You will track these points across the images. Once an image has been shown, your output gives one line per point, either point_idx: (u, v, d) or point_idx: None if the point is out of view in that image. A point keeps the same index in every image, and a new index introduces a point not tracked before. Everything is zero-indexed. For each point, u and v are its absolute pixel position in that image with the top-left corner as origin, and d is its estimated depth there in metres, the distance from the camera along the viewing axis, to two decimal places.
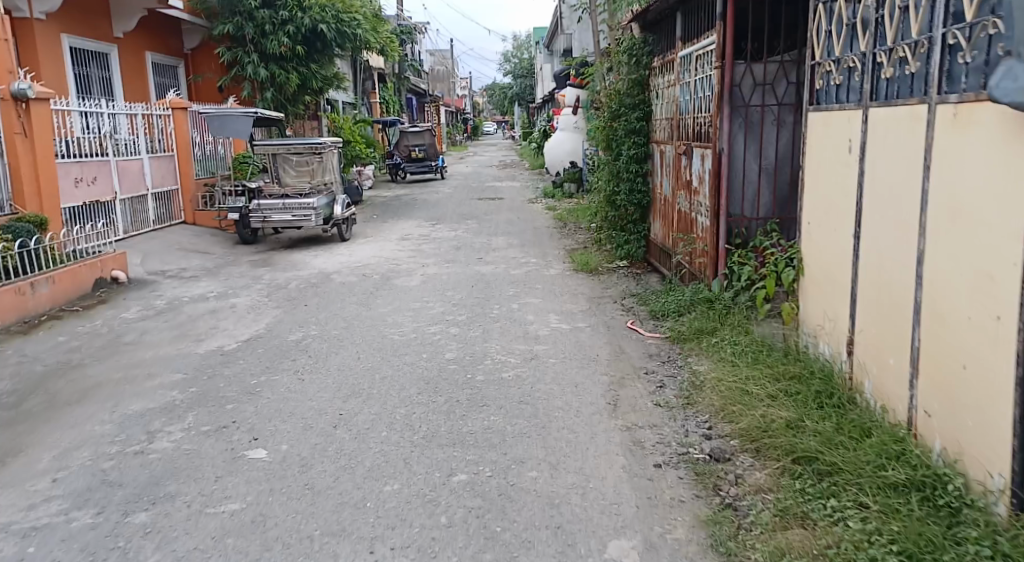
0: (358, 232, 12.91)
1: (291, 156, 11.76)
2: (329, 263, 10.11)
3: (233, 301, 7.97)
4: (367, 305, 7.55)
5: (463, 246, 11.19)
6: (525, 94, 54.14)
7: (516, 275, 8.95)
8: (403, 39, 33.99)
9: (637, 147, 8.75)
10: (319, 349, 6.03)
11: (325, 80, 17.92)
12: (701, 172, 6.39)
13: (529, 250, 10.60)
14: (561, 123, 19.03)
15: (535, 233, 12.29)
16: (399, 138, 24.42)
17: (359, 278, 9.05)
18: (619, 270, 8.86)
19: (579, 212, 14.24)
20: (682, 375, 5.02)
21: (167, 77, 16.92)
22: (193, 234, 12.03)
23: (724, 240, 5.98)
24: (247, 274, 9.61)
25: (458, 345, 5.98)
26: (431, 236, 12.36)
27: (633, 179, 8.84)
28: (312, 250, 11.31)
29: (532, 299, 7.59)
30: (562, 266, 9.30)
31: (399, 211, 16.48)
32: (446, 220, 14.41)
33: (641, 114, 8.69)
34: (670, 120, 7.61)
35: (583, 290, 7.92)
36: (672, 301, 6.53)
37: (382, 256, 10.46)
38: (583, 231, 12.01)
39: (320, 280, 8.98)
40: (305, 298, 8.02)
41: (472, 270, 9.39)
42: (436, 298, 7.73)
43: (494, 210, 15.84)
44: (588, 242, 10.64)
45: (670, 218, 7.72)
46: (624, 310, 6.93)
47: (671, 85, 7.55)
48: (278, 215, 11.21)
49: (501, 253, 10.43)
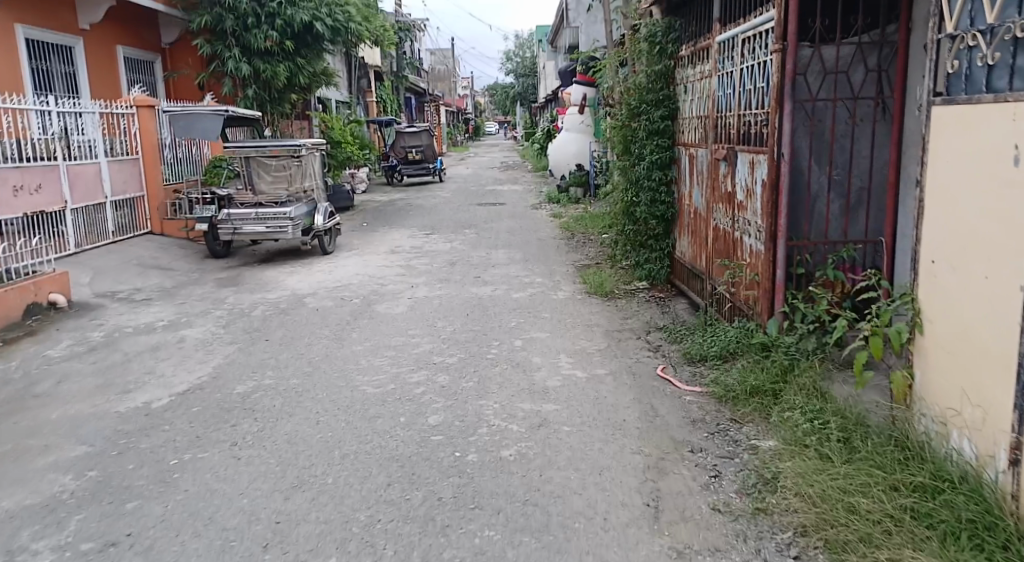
0: (343, 244, 11.66)
1: (265, 161, 10.43)
2: (304, 283, 8.85)
3: (183, 335, 6.73)
4: (341, 340, 6.29)
5: (458, 262, 9.92)
6: (527, 94, 52.93)
7: (518, 299, 7.68)
8: (401, 37, 32.76)
9: (660, 150, 7.47)
10: (269, 407, 4.77)
11: (314, 76, 16.61)
12: (750, 182, 5.15)
13: (534, 267, 9.32)
14: (567, 123, 17.81)
15: (541, 245, 11.02)
16: (395, 139, 23.14)
17: (337, 302, 7.79)
18: (637, 294, 7.60)
19: (589, 220, 12.96)
20: (743, 459, 3.75)
21: (142, 74, 15.70)
22: (157, 248, 10.78)
23: (782, 269, 4.74)
24: (210, 297, 8.38)
25: (445, 403, 4.71)
26: (424, 248, 11.10)
27: (655, 188, 7.56)
28: (289, 265, 10.06)
29: (538, 333, 6.32)
30: (572, 288, 8.04)
31: (391, 218, 15.22)
32: (442, 229, 13.16)
33: (665, 111, 7.40)
34: (704, 118, 6.37)
35: (598, 320, 6.66)
36: (713, 342, 5.28)
37: (366, 274, 9.21)
38: (594, 243, 10.73)
39: (290, 305, 7.72)
40: (268, 330, 6.77)
41: (467, 292, 8.12)
42: (424, 332, 6.46)
43: (495, 217, 14.58)
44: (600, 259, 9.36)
45: (703, 236, 6.47)
46: (652, 351, 5.66)
47: (706, 77, 6.31)
48: (250, 227, 9.98)
49: (502, 270, 9.16)
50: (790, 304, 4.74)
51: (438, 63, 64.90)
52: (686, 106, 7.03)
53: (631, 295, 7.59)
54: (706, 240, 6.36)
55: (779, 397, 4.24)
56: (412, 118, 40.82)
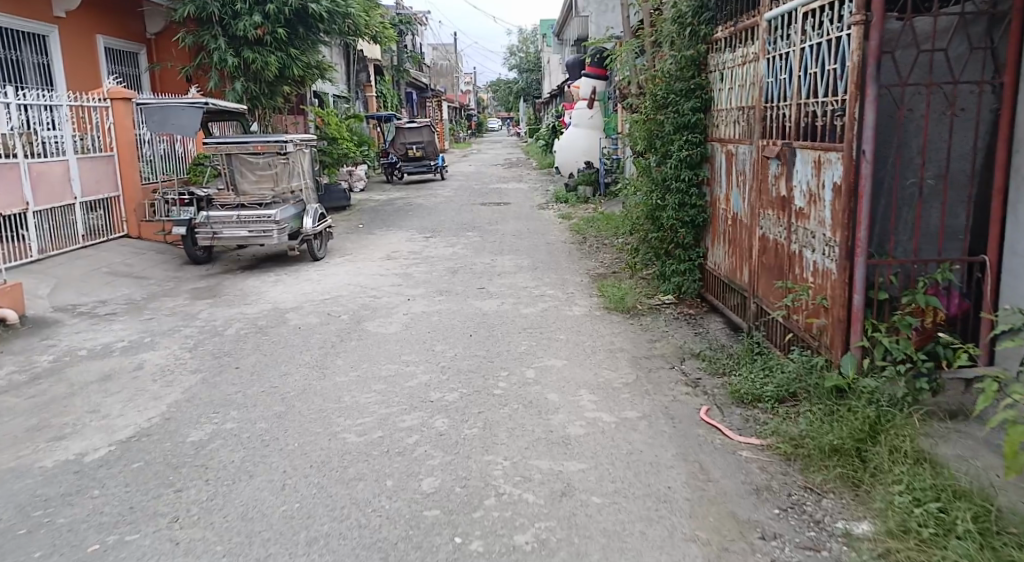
0: (335, 248, 10.76)
1: (251, 159, 9.53)
2: (289, 294, 7.96)
3: (142, 361, 5.82)
4: (322, 367, 5.39)
5: (461, 270, 9.01)
6: (531, 90, 52.01)
7: (529, 316, 6.76)
8: (402, 29, 31.82)
9: (691, 146, 6.53)
10: (225, 465, 3.86)
11: (309, 68, 15.66)
12: (814, 186, 4.26)
13: (545, 277, 8.40)
14: (575, 117, 16.92)
15: (551, 250, 10.10)
16: (394, 135, 22.24)
17: (323, 319, 6.88)
18: (665, 311, 6.67)
19: (601, 222, 12.03)
20: (837, 553, 2.88)
21: (124, 65, 14.79)
22: (132, 253, 9.89)
23: (861, 294, 3.85)
24: (182, 311, 7.48)
25: (443, 460, 3.80)
26: (424, 254, 10.18)
27: (685, 190, 6.62)
28: (274, 273, 9.17)
29: (553, 360, 5.40)
30: (589, 301, 7.14)
31: (389, 219, 14.31)
32: (443, 231, 12.24)
33: (697, 103, 6.48)
34: (750, 110, 5.47)
35: (621, 342, 5.75)
36: (768, 379, 4.40)
37: (358, 284, 8.31)
38: (610, 248, 9.80)
39: (270, 322, 6.82)
40: (241, 353, 5.88)
41: (470, 306, 7.21)
42: (420, 358, 5.55)
43: (500, 219, 13.66)
44: (618, 268, 8.43)
45: (745, 246, 5.57)
46: (689, 386, 4.76)
47: (753, 62, 5.41)
48: (230, 231, 9.08)
49: (509, 281, 8.24)
50: (870, 337, 3.85)
51: (440, 58, 63.92)
52: (723, 97, 6.12)
53: (658, 312, 6.66)
54: (750, 252, 5.46)
55: (867, 464, 3.35)
56: (413, 114, 39.86)
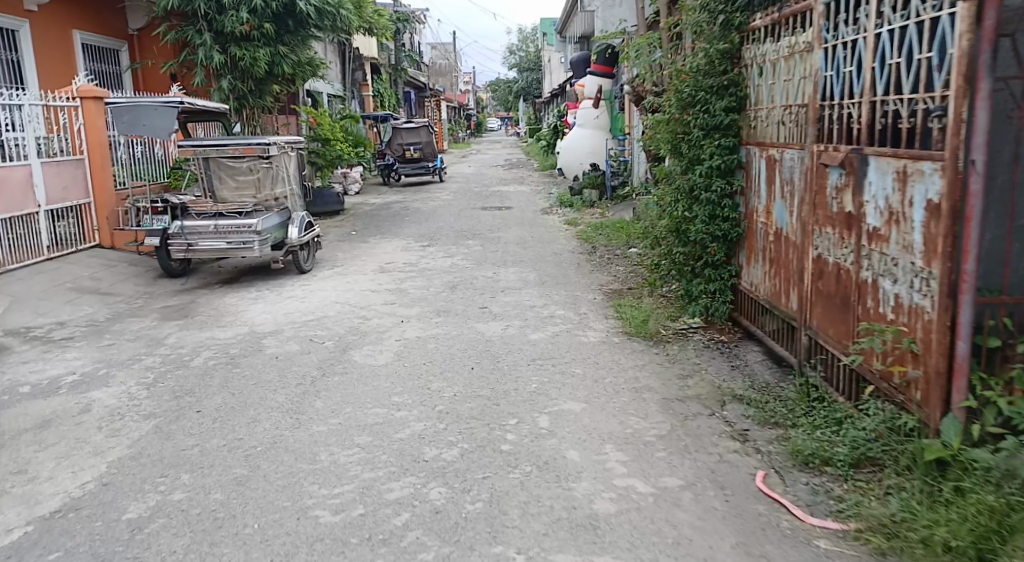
0: (325, 259, 9.95)
1: (230, 163, 8.78)
2: (270, 314, 7.16)
3: (90, 402, 5.02)
4: (298, 412, 4.58)
5: (460, 285, 8.20)
6: (531, 89, 51.21)
7: (538, 342, 5.95)
8: (399, 27, 31.01)
9: (723, 151, 5.73)
10: (163, 557, 3.06)
11: (299, 66, 14.85)
12: (895, 202, 3.47)
13: (554, 294, 7.59)
14: (580, 117, 16.22)
15: (559, 262, 9.29)
16: (391, 135, 21.43)
17: (305, 345, 6.07)
18: (694, 338, 5.86)
19: (611, 230, 11.24)
20: None
21: (104, 62, 13.98)
22: (102, 266, 9.08)
23: (967, 342, 3.07)
24: (149, 335, 6.68)
25: (439, 553, 3.00)
26: (420, 265, 9.37)
27: (716, 201, 5.82)
28: (256, 288, 8.37)
29: (569, 402, 4.59)
30: (605, 324, 6.34)
31: (384, 226, 13.50)
32: (441, 239, 11.43)
33: (730, 102, 5.68)
34: (800, 110, 4.69)
35: (647, 379, 4.95)
36: (837, 439, 3.63)
37: (346, 302, 7.51)
38: (623, 260, 8.98)
39: (244, 350, 6.02)
40: (206, 392, 5.07)
41: (471, 330, 6.40)
42: (413, 398, 4.74)
43: (501, 225, 12.86)
44: (634, 285, 7.62)
45: (792, 269, 4.78)
46: (737, 440, 3.97)
47: (803, 53, 4.62)
48: (207, 242, 8.27)
49: (513, 299, 7.43)
50: (978, 397, 3.07)
51: (439, 57, 63.16)
52: (762, 95, 5.33)
53: (685, 338, 5.86)
54: (799, 277, 4.67)
55: None
56: (411, 114, 39.07)
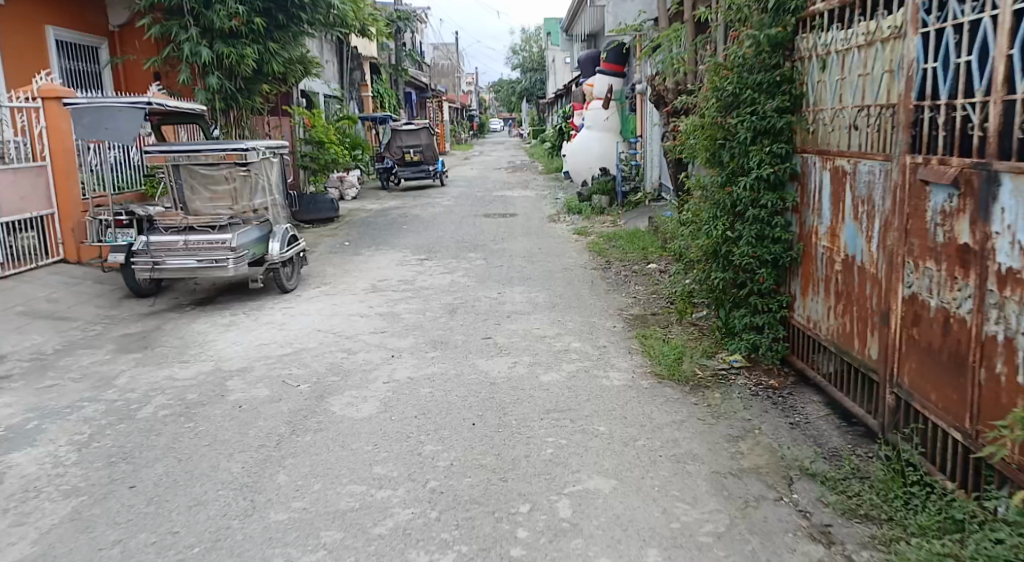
0: (312, 276, 9.02)
1: (203, 171, 7.76)
2: (242, 345, 6.23)
3: (6, 469, 4.10)
4: (255, 492, 3.66)
5: (460, 308, 7.26)
6: (535, 90, 50.35)
7: (551, 385, 5.01)
8: (400, 26, 30.10)
9: (774, 160, 4.82)
10: None
11: (291, 64, 13.96)
12: None
13: (568, 321, 6.64)
14: (589, 118, 15.35)
15: (571, 280, 8.35)
16: (390, 138, 20.50)
17: (275, 389, 5.13)
18: (738, 383, 4.92)
19: (626, 242, 10.29)
20: None
21: (80, 60, 13.05)
22: (62, 286, 8.15)
23: None
24: (99, 372, 5.76)
25: None
26: (416, 283, 8.44)
27: (765, 219, 4.90)
28: (231, 311, 7.44)
29: (594, 478, 3.65)
30: (629, 362, 5.41)
31: (380, 236, 12.57)
32: (440, 251, 10.48)
33: (783, 101, 4.77)
34: (882, 112, 3.81)
35: (690, 443, 4.01)
36: (964, 553, 2.72)
37: (331, 330, 6.58)
38: (643, 280, 8.03)
39: (204, 395, 5.09)
40: (148, 457, 4.15)
41: (472, 367, 5.46)
42: (399, 470, 3.80)
43: (506, 235, 11.93)
44: (659, 311, 6.66)
45: (873, 309, 3.88)
46: (820, 543, 3.05)
47: (888, 40, 3.74)
48: (176, 259, 7.34)
49: (522, 327, 6.48)
50: None
51: (442, 58, 62.37)
52: (825, 93, 4.44)
53: (728, 382, 4.92)
54: (882, 320, 3.77)
55: None
56: (413, 115, 38.19)
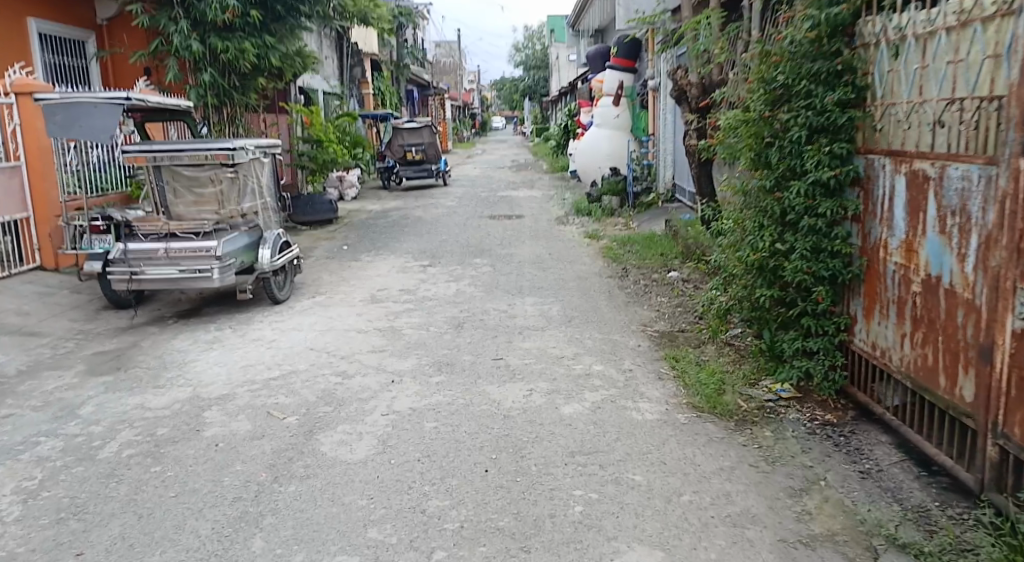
0: (307, 285, 8.38)
1: (187, 173, 7.17)
2: (226, 367, 5.60)
3: None
4: None
5: (466, 323, 6.62)
6: (538, 87, 49.70)
7: (574, 419, 4.36)
8: (401, 21, 29.43)
9: (834, 161, 4.19)
10: None
11: (287, 58, 13.31)
12: None
13: (586, 338, 5.98)
14: (598, 115, 14.75)
15: (586, 291, 7.70)
16: (391, 136, 19.84)
17: (259, 422, 4.51)
18: (790, 418, 4.29)
19: (642, 247, 9.65)
20: None
21: (66, 53, 12.41)
22: (35, 296, 7.52)
23: None
24: (63, 399, 5.13)
25: None
26: (419, 293, 7.81)
27: (821, 229, 4.28)
28: (217, 326, 6.81)
29: (636, 549, 3.02)
30: (660, 390, 4.77)
31: (380, 239, 11.93)
32: (444, 257, 9.83)
33: (843, 93, 4.13)
34: (981, 106, 3.20)
35: (747, 500, 3.38)
36: None
37: (325, 348, 5.95)
38: (665, 290, 7.38)
39: (177, 431, 4.46)
40: (104, 512, 3.52)
41: (482, 395, 4.81)
42: (400, 535, 3.17)
43: (513, 238, 11.27)
44: (688, 329, 6.00)
45: (970, 340, 3.27)
46: None
47: (993, 19, 3.12)
48: (156, 269, 6.71)
49: (536, 346, 5.83)
50: None
51: (444, 55, 61.72)
52: (898, 83, 3.82)
53: (779, 417, 4.30)
54: (983, 354, 3.16)
55: None
56: (415, 112, 37.53)
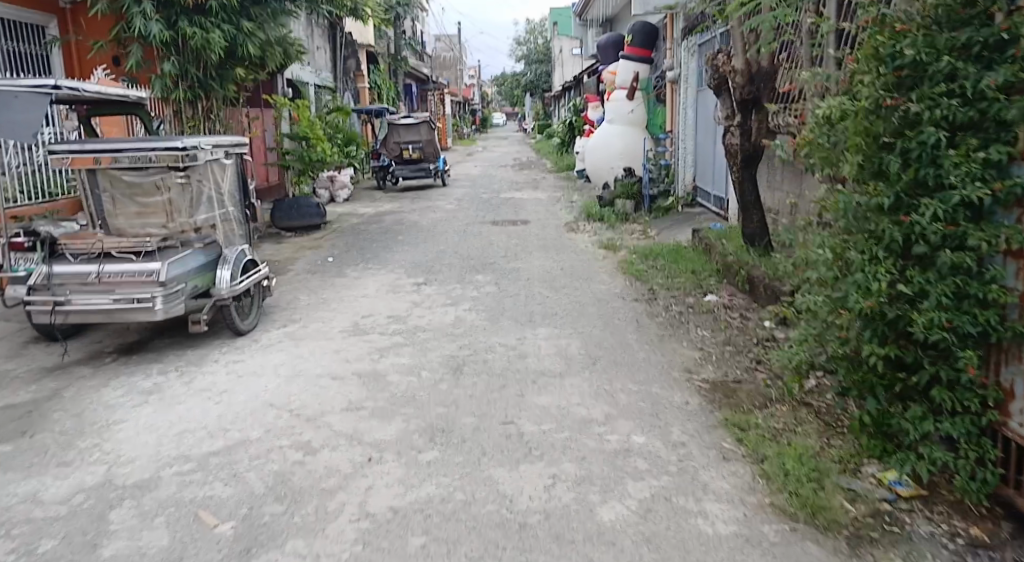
0: (279, 310, 7.14)
1: (130, 178, 5.89)
2: (159, 432, 4.37)
3: None
4: None
5: (467, 365, 5.38)
6: (539, 82, 48.40)
7: (618, 534, 3.12)
8: (399, 12, 28.14)
9: (989, 171, 2.96)
10: None
11: (269, 46, 12.03)
12: None
13: (619, 391, 4.73)
14: (609, 111, 13.57)
15: (610, 320, 6.45)
16: (387, 132, 18.54)
17: (180, 532, 3.28)
18: (922, 533, 3.08)
19: (668, 261, 8.41)
20: None
21: (23, 41, 11.05)
22: None
23: None
24: None
25: None
26: (410, 322, 6.57)
27: (966, 267, 3.06)
28: (162, 367, 5.58)
29: None
30: (728, 479, 3.54)
31: (371, 248, 10.69)
32: (440, 273, 8.58)
33: (1008, 74, 2.91)
34: None
35: None
36: None
37: (288, 402, 4.71)
38: (706, 321, 6.14)
39: (65, 546, 3.22)
40: None
41: (488, 485, 3.57)
42: None
43: (519, 249, 10.03)
44: (749, 383, 4.75)
45: None
46: None
47: None
48: (85, 299, 5.47)
49: (556, 403, 4.58)
50: None
51: (444, 50, 60.38)
52: None
53: (905, 533, 3.08)
54: None
55: None
56: (414, 108, 36.21)
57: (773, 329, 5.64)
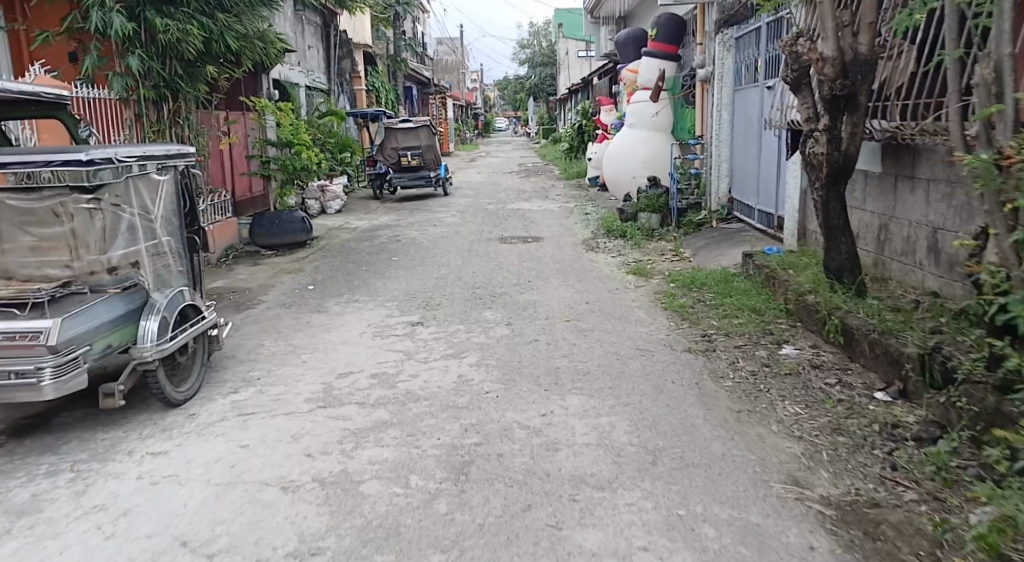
0: (234, 364, 5.59)
1: (18, 203, 4.37)
2: None
3: None
4: None
5: (474, 464, 3.83)
6: (544, 86, 46.93)
7: None
8: (399, 13, 26.69)
9: None
10: None
11: (249, 42, 10.46)
12: None
13: (702, 522, 3.19)
14: (631, 115, 12.29)
15: (663, 384, 4.90)
16: (383, 138, 17.02)
17: None
18: None
19: (718, 294, 6.87)
20: None
21: None
22: None
23: None
24: None
25: None
26: (398, 386, 5.03)
27: None
28: (57, 460, 4.05)
29: None
30: None
31: (359, 273, 9.15)
32: (439, 309, 7.04)
33: None
34: None
35: None
36: None
37: (213, 539, 3.19)
38: (793, 391, 4.61)
39: None
40: None
41: None
42: None
43: (534, 275, 8.50)
44: (896, 514, 3.22)
45: None
46: None
47: None
48: None
49: (610, 547, 3.03)
50: None
51: (445, 54, 58.94)
52: None
53: None
54: None
55: None
56: (415, 112, 34.71)
57: (897, 414, 4.13)
